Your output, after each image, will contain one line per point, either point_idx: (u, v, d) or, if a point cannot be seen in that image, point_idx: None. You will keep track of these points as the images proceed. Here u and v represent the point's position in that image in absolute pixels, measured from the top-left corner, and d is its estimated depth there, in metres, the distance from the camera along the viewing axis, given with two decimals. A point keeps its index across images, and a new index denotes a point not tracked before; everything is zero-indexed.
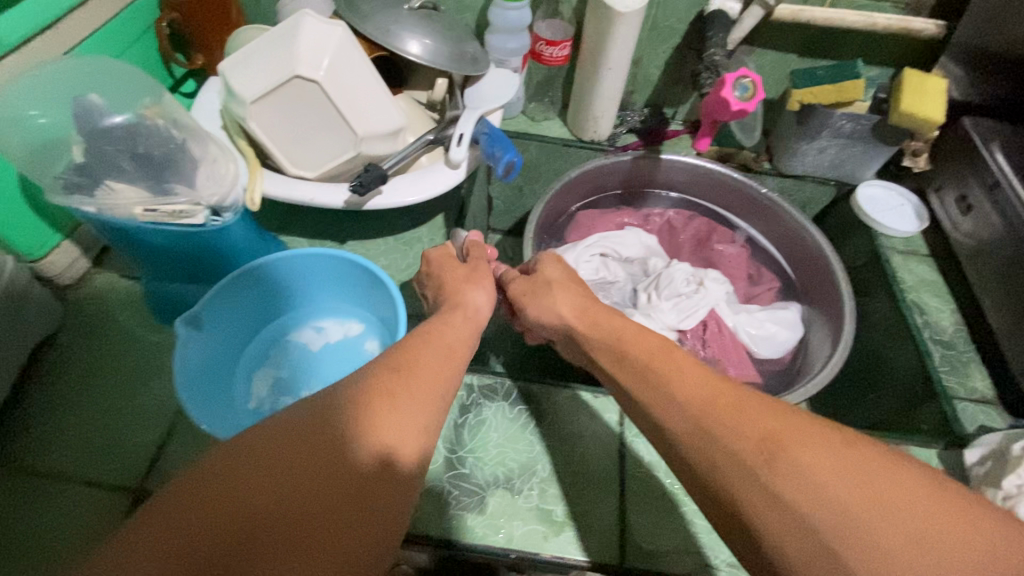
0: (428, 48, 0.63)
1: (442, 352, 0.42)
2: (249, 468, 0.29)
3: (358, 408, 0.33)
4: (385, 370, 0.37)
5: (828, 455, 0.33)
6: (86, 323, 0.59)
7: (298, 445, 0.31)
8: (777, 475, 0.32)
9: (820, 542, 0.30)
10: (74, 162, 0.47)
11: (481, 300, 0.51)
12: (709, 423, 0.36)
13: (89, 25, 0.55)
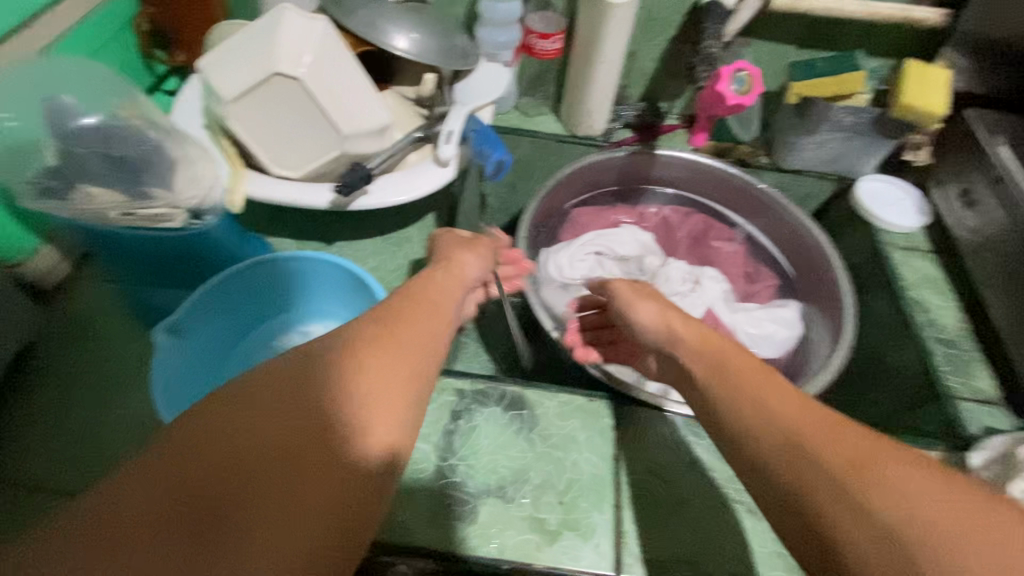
0: (416, 43, 0.61)
1: (426, 311, 0.39)
2: (221, 426, 0.28)
3: (334, 366, 0.31)
4: (367, 334, 0.34)
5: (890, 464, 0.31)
6: (67, 329, 0.57)
7: (280, 404, 0.29)
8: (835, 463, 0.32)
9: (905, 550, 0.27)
10: (48, 166, 0.45)
11: (472, 268, 0.50)
12: (800, 435, 0.34)
13: (63, 23, 0.54)
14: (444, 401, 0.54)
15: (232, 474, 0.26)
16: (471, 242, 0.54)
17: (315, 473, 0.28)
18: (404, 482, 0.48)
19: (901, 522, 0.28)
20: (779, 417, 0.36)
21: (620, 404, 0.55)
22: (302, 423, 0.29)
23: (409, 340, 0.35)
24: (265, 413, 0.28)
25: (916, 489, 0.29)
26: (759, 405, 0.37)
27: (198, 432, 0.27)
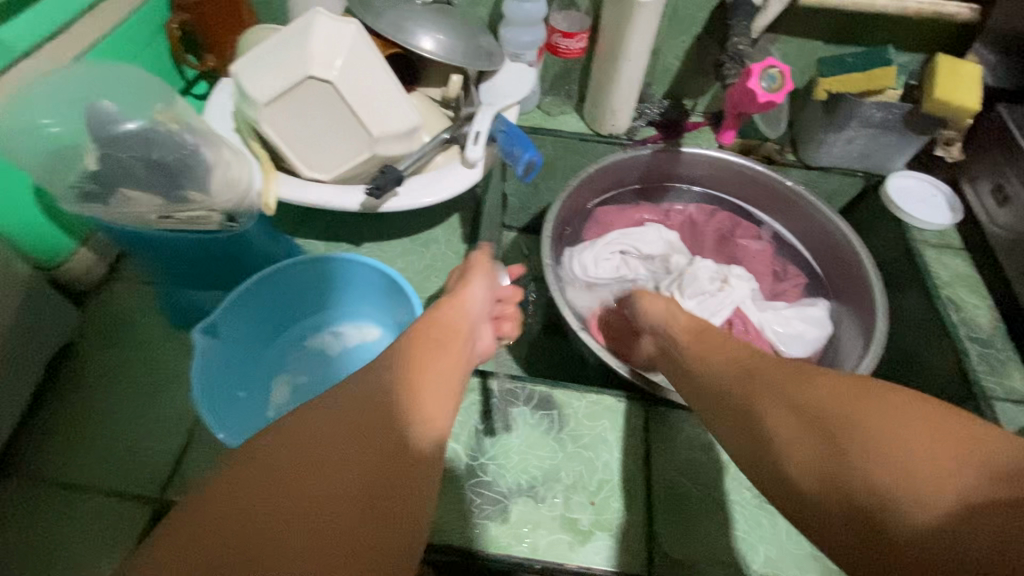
0: (442, 44, 0.61)
1: (446, 332, 0.43)
2: (256, 486, 0.28)
3: (376, 387, 0.35)
4: (388, 377, 0.36)
5: (861, 391, 0.34)
6: (105, 330, 0.59)
7: (313, 454, 0.30)
8: (815, 404, 0.34)
9: (813, 417, 0.34)
10: (89, 170, 0.46)
11: (478, 289, 0.52)
12: (760, 372, 0.39)
13: (99, 30, 0.55)
14: (474, 401, 0.54)
15: (271, 528, 0.27)
16: (474, 267, 0.55)
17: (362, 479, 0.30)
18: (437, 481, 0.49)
19: (859, 439, 0.31)
20: (766, 378, 0.38)
21: (648, 403, 0.55)
22: (336, 471, 0.30)
23: (426, 382, 0.37)
24: (300, 466, 0.30)
25: (883, 413, 0.32)
26: (755, 377, 0.39)
27: (233, 495, 0.28)
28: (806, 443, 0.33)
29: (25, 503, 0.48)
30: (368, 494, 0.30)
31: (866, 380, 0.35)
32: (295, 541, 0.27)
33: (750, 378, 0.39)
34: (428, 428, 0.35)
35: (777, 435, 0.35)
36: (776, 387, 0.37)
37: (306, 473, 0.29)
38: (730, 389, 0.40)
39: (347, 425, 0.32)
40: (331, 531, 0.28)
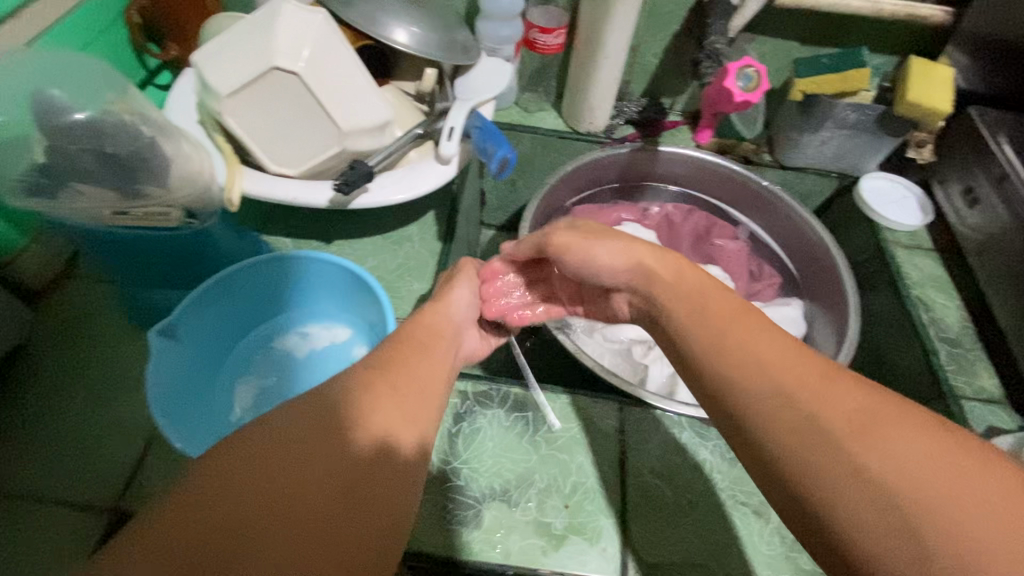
0: (416, 37, 0.59)
1: (422, 338, 0.41)
2: (234, 475, 0.27)
3: (354, 394, 0.33)
4: (365, 375, 0.34)
5: (919, 438, 0.29)
6: (59, 331, 0.56)
7: (294, 443, 0.29)
8: (870, 453, 0.29)
9: (828, 437, 0.30)
10: (36, 163, 0.42)
11: (464, 295, 0.51)
12: (758, 367, 0.34)
13: (51, 16, 0.52)
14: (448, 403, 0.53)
15: (247, 517, 0.26)
16: (460, 271, 0.54)
17: (341, 496, 0.28)
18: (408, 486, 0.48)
19: (931, 511, 0.27)
20: (799, 398, 0.32)
21: (622, 403, 0.55)
22: (317, 460, 0.29)
23: (407, 377, 0.36)
24: (280, 455, 0.28)
25: (949, 475, 0.27)
26: (780, 391, 0.33)
27: (206, 482, 0.26)
28: (868, 505, 0.28)
29: None
30: (349, 484, 0.29)
31: (871, 394, 0.31)
32: (274, 530, 0.26)
33: (762, 382, 0.34)
34: (411, 422, 0.34)
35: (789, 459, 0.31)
36: (813, 416, 0.31)
37: (286, 461, 0.28)
38: (748, 405, 0.34)
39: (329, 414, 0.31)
40: (311, 522, 0.27)
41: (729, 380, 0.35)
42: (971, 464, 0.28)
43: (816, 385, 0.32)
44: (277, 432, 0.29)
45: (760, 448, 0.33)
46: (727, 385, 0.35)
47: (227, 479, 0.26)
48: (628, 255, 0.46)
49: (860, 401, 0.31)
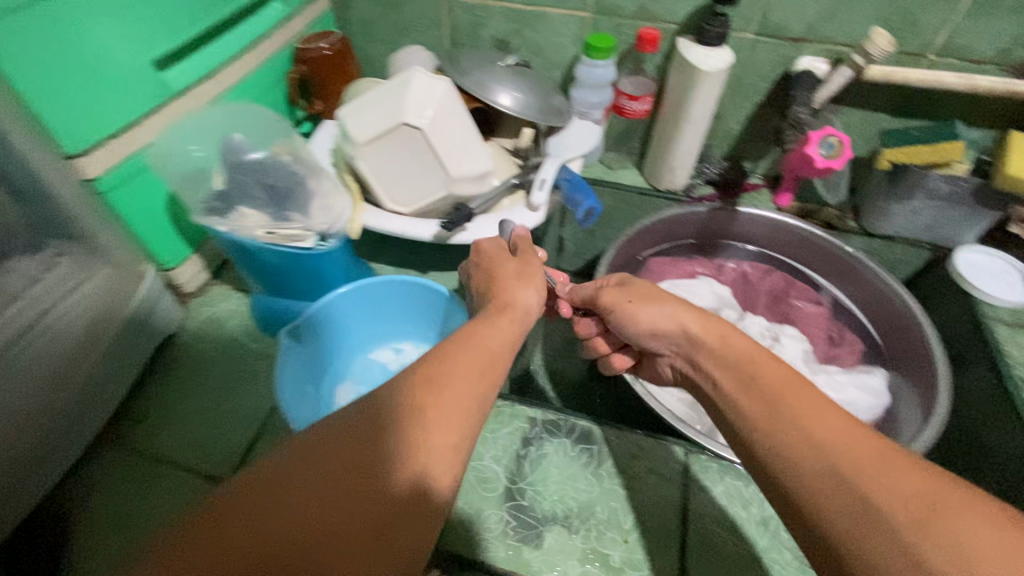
0: (518, 100, 0.68)
1: (479, 356, 0.40)
2: (263, 497, 0.30)
3: (378, 433, 0.33)
4: (404, 397, 0.35)
5: (987, 529, 0.29)
6: (204, 327, 0.67)
7: (311, 479, 0.31)
8: (931, 545, 0.29)
9: (831, 466, 0.34)
10: (214, 189, 0.56)
11: (530, 300, 0.49)
12: (775, 401, 0.39)
13: (238, 77, 0.66)
14: (517, 427, 0.57)
15: (246, 569, 0.27)
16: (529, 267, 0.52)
17: (351, 535, 0.30)
18: (477, 499, 0.52)
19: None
20: (859, 483, 0.33)
21: (688, 450, 0.56)
22: (336, 493, 0.30)
23: (447, 399, 0.36)
24: (306, 483, 0.30)
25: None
26: (835, 467, 0.34)
27: (234, 506, 0.29)
28: (833, 492, 0.33)
29: (119, 469, 0.55)
30: (364, 530, 0.30)
31: (847, 421, 0.36)
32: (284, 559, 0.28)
33: (814, 458, 0.35)
34: (443, 461, 0.34)
35: (807, 493, 0.35)
36: (870, 497, 0.32)
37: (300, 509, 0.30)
38: (801, 480, 0.35)
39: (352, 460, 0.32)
40: (325, 550, 0.29)
41: (780, 456, 0.37)
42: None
43: (875, 465, 0.33)
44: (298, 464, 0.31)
45: (800, 499, 0.35)
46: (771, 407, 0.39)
47: (247, 507, 0.29)
48: (676, 321, 0.49)
49: (925, 484, 0.32)
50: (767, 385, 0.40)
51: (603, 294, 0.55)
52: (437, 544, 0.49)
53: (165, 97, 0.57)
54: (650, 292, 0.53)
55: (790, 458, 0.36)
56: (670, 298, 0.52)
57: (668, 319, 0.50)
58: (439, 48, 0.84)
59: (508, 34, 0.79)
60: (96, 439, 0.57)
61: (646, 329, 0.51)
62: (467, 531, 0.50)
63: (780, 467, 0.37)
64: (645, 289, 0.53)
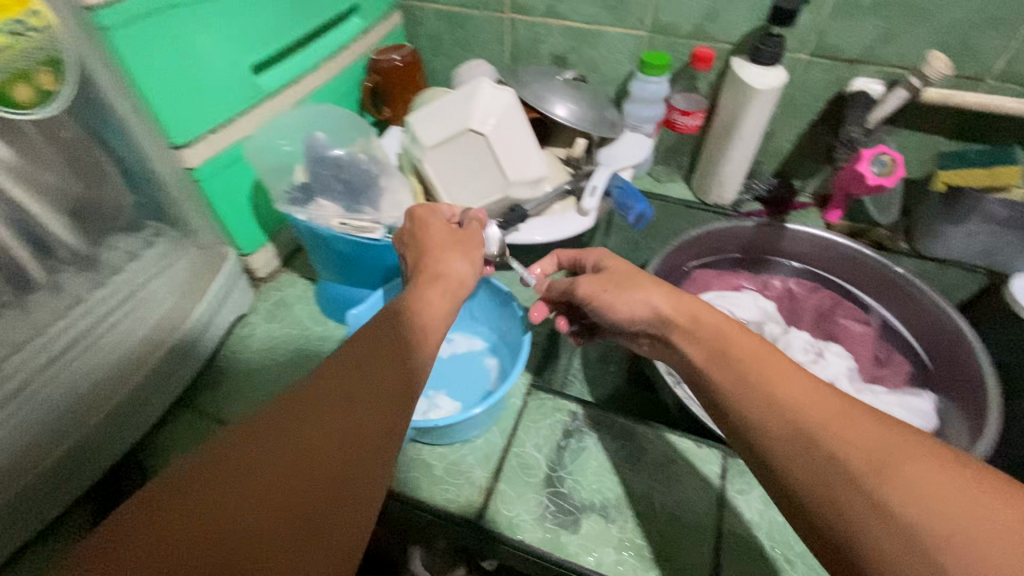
0: (573, 112, 0.72)
1: (411, 336, 0.43)
2: (195, 488, 0.31)
3: (308, 416, 0.35)
4: (327, 381, 0.38)
5: (938, 471, 0.33)
6: (273, 309, 0.74)
7: (243, 466, 0.33)
8: (887, 486, 0.33)
9: (799, 425, 0.38)
10: (297, 180, 0.62)
11: (462, 270, 0.52)
12: (753, 372, 0.42)
13: (320, 83, 0.73)
14: (559, 420, 0.60)
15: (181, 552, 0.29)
16: (464, 238, 0.55)
17: (289, 510, 0.32)
18: (519, 482, 0.55)
19: (946, 539, 0.30)
20: (822, 437, 0.36)
21: (726, 454, 0.58)
22: (269, 477, 0.33)
23: (374, 379, 0.39)
24: (236, 470, 0.32)
25: (977, 506, 0.31)
26: (799, 427, 0.38)
27: (167, 499, 0.31)
28: (799, 454, 0.37)
29: (195, 432, 0.61)
30: (302, 505, 0.33)
31: (812, 384, 0.40)
32: (221, 538, 0.30)
33: (782, 423, 0.39)
34: (374, 434, 0.37)
35: (781, 461, 0.38)
36: (832, 449, 0.36)
37: (227, 500, 0.31)
38: (773, 443, 0.39)
39: (275, 447, 0.34)
40: (263, 526, 0.31)
41: (751, 422, 0.40)
42: (991, 495, 0.31)
43: (837, 422, 0.37)
44: (226, 454, 0.33)
45: (786, 469, 0.38)
46: (757, 381, 0.41)
47: (179, 497, 0.31)
48: (649, 305, 0.52)
49: (883, 437, 0.36)
50: (748, 358, 0.43)
51: (581, 284, 0.57)
52: (481, 520, 0.53)
53: (258, 98, 0.64)
54: (627, 278, 0.55)
55: (760, 423, 0.40)
56: (643, 281, 0.54)
57: (642, 305, 0.53)
58: (499, 62, 0.89)
59: (566, 51, 0.84)
60: (175, 403, 0.63)
61: (623, 316, 0.54)
62: (509, 511, 0.53)
63: (764, 440, 0.39)
64: (619, 275, 0.56)
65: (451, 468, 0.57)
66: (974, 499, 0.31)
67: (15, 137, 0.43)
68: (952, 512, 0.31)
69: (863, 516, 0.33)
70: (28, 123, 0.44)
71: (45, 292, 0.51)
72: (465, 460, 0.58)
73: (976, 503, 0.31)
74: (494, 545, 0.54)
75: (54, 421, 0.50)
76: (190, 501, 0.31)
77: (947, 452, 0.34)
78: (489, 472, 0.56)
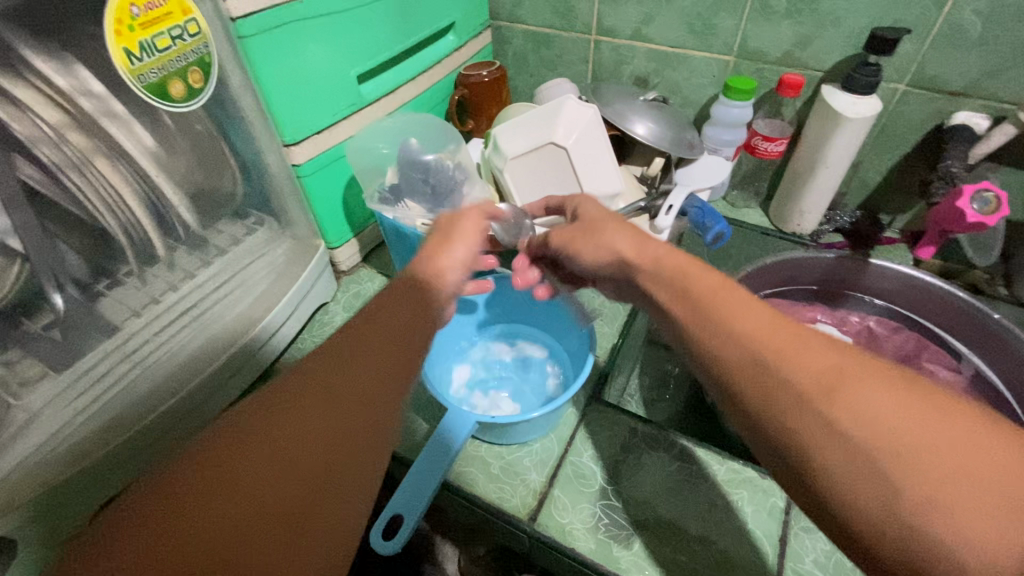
0: (653, 131, 0.73)
1: (398, 314, 0.44)
2: (192, 484, 0.32)
3: (301, 404, 0.36)
4: (314, 369, 0.39)
5: (891, 392, 0.32)
6: (352, 301, 0.78)
7: (239, 458, 0.33)
8: (879, 444, 0.30)
9: (785, 381, 0.34)
10: (389, 181, 0.68)
11: (456, 266, 0.52)
12: (735, 329, 0.38)
13: (414, 93, 0.78)
14: (617, 434, 0.61)
15: (192, 543, 0.30)
16: (458, 226, 0.55)
17: (297, 492, 0.34)
18: (573, 490, 0.56)
19: (934, 489, 0.29)
20: (778, 365, 0.35)
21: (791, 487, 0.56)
22: (271, 464, 0.34)
23: (364, 362, 0.40)
24: (234, 462, 0.33)
25: (962, 461, 0.29)
26: (755, 355, 0.36)
27: (164, 496, 0.31)
28: (775, 423, 0.34)
29: None
30: (310, 485, 0.34)
31: (799, 329, 0.37)
32: (232, 526, 0.31)
33: (738, 351, 0.37)
34: (370, 409, 0.38)
35: (772, 428, 0.34)
36: (800, 391, 0.33)
37: (222, 499, 0.32)
38: (729, 373, 0.37)
39: (253, 446, 0.34)
40: (271, 510, 0.32)
41: (706, 351, 0.39)
42: (947, 416, 0.31)
43: (821, 369, 0.34)
44: (222, 447, 0.34)
45: (773, 431, 0.34)
46: (730, 331, 0.38)
47: (178, 494, 0.31)
48: (612, 250, 0.50)
49: (874, 385, 0.32)
50: (725, 307, 0.39)
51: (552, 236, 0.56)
52: (534, 522, 0.53)
53: (359, 105, 0.69)
54: (595, 223, 0.53)
55: (717, 354, 0.38)
56: (611, 225, 0.52)
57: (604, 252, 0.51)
58: (580, 81, 0.92)
59: (648, 72, 0.85)
60: (257, 379, 0.68)
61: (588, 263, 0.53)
62: (562, 518, 0.54)
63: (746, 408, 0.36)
64: (589, 219, 0.54)
65: (508, 468, 0.58)
66: (964, 444, 0.30)
67: (158, 128, 0.49)
68: (944, 462, 0.29)
69: (852, 481, 0.31)
70: (169, 117, 0.50)
71: (161, 267, 0.56)
72: (521, 462, 0.59)
73: (967, 449, 0.29)
74: (542, 549, 0.55)
75: (159, 384, 0.55)
76: (191, 497, 0.31)
77: (939, 397, 0.32)
78: (544, 477, 0.57)
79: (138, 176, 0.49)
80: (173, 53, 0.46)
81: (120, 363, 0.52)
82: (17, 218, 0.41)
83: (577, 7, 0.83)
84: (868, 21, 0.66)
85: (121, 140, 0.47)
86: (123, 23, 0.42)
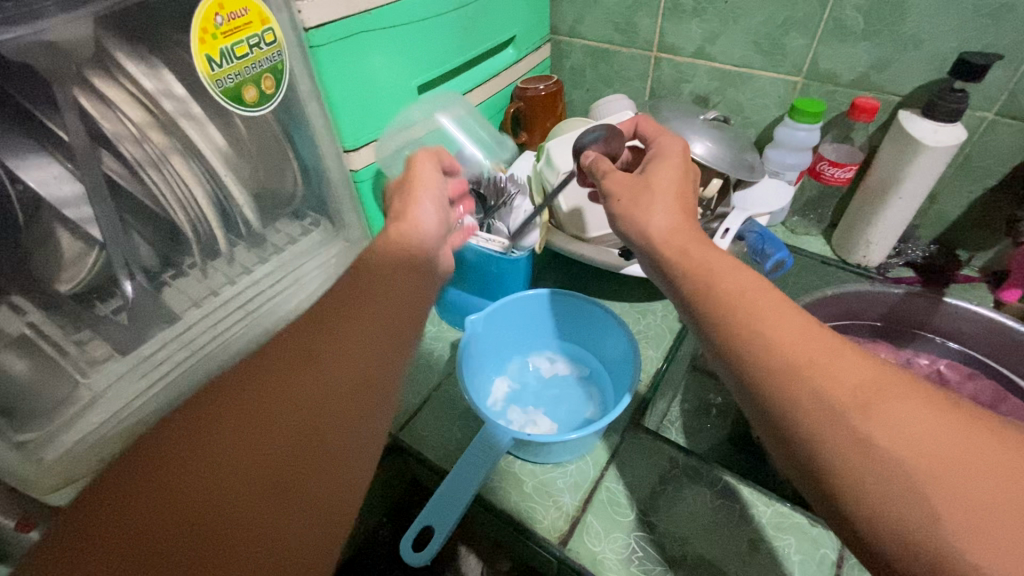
0: (711, 150, 0.70)
1: (388, 287, 0.47)
2: (192, 431, 0.36)
3: (292, 368, 0.40)
4: (305, 337, 0.42)
5: (932, 411, 0.31)
6: None
7: (233, 412, 0.37)
8: (909, 456, 0.30)
9: (806, 381, 0.34)
10: None
11: (427, 219, 0.54)
12: (767, 332, 0.37)
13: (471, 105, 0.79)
14: (657, 463, 0.58)
15: (192, 479, 0.34)
16: (418, 180, 0.58)
17: (286, 446, 0.37)
18: (607, 518, 0.54)
19: (974, 511, 0.28)
20: (809, 371, 0.34)
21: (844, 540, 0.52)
22: (263, 419, 0.38)
23: (351, 330, 0.43)
24: (229, 415, 0.37)
25: (1006, 482, 0.28)
26: (789, 363, 0.35)
27: (169, 441, 0.36)
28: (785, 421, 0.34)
29: None
30: (299, 440, 0.38)
31: (838, 341, 0.36)
32: (226, 470, 0.35)
33: (770, 359, 0.36)
34: (355, 375, 0.41)
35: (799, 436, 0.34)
36: (823, 394, 0.33)
37: (217, 445, 0.36)
38: (757, 376, 0.36)
39: (246, 416, 0.37)
40: (261, 459, 0.36)
41: (747, 353, 0.38)
42: (986, 439, 0.30)
43: (845, 377, 0.33)
44: (220, 401, 0.38)
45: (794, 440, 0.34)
46: (754, 331, 0.37)
47: (181, 439, 0.36)
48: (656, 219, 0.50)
49: (904, 399, 0.32)
50: (760, 313, 0.38)
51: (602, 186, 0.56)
52: (564, 547, 0.52)
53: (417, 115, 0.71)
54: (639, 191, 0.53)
55: (748, 356, 0.37)
56: (658, 194, 0.52)
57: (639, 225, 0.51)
58: (637, 97, 0.91)
59: (710, 91, 0.83)
60: None
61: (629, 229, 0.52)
62: (594, 546, 0.52)
63: (778, 418, 0.35)
64: (641, 183, 0.53)
65: (541, 488, 0.57)
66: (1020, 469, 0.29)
67: (229, 130, 0.52)
68: (994, 487, 0.28)
69: (882, 495, 0.30)
70: (240, 119, 0.52)
71: (222, 262, 0.58)
72: (555, 483, 0.57)
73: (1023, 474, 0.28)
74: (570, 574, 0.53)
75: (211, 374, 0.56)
76: (191, 442, 0.36)
77: (990, 422, 0.31)
78: (578, 501, 0.56)
79: (208, 174, 0.52)
80: (249, 60, 0.49)
81: (178, 351, 0.54)
82: (98, 209, 0.44)
83: (639, 23, 0.82)
84: (955, 44, 0.62)
85: (195, 139, 0.49)
86: (207, 32, 0.45)
